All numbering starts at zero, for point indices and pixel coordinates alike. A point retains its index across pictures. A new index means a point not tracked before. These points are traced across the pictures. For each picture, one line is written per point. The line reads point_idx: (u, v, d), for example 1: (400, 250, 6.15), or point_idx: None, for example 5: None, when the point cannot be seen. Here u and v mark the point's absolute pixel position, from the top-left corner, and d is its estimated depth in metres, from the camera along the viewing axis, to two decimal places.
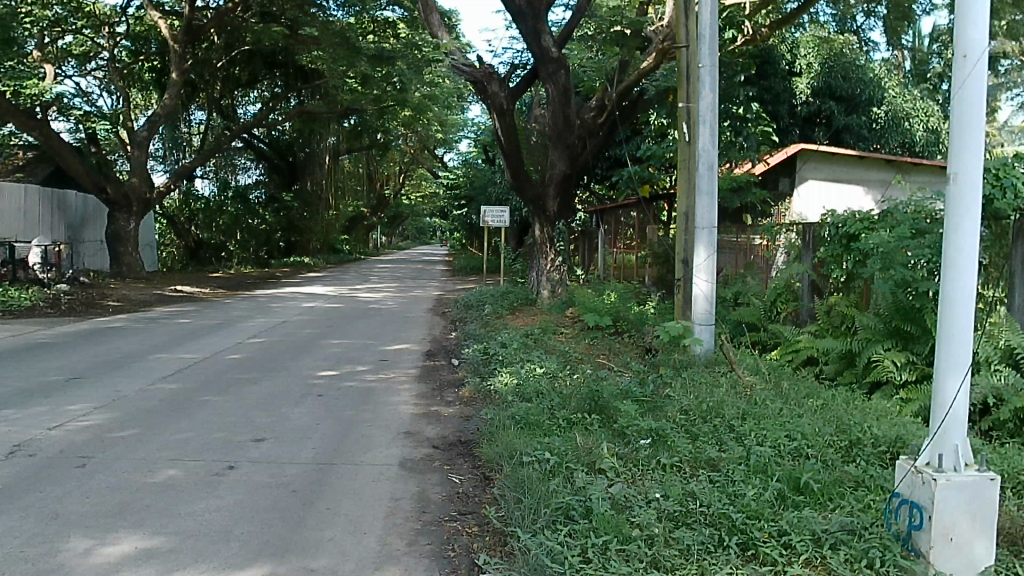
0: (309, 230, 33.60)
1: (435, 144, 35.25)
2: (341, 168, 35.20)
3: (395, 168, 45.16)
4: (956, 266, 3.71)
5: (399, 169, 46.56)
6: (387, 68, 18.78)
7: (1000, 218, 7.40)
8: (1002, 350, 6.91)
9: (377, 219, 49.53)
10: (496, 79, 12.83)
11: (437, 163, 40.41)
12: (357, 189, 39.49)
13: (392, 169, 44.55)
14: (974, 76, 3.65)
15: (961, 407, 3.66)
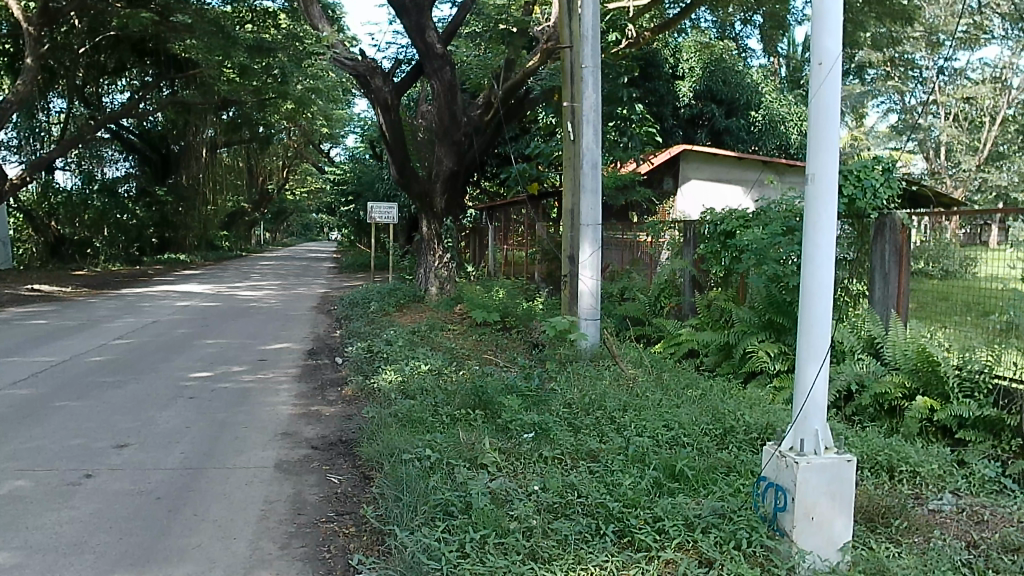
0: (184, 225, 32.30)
1: (322, 139, 34.59)
2: (223, 162, 33.98)
3: (278, 163, 43.99)
4: (815, 262, 3.94)
5: (283, 165, 45.43)
6: (267, 59, 18.22)
7: (861, 217, 7.94)
8: (864, 341, 7.45)
9: (259, 216, 48.13)
10: (380, 73, 12.80)
11: (324, 159, 39.69)
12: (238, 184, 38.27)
13: (276, 164, 43.41)
14: (828, 82, 3.89)
15: (819, 394, 3.91)
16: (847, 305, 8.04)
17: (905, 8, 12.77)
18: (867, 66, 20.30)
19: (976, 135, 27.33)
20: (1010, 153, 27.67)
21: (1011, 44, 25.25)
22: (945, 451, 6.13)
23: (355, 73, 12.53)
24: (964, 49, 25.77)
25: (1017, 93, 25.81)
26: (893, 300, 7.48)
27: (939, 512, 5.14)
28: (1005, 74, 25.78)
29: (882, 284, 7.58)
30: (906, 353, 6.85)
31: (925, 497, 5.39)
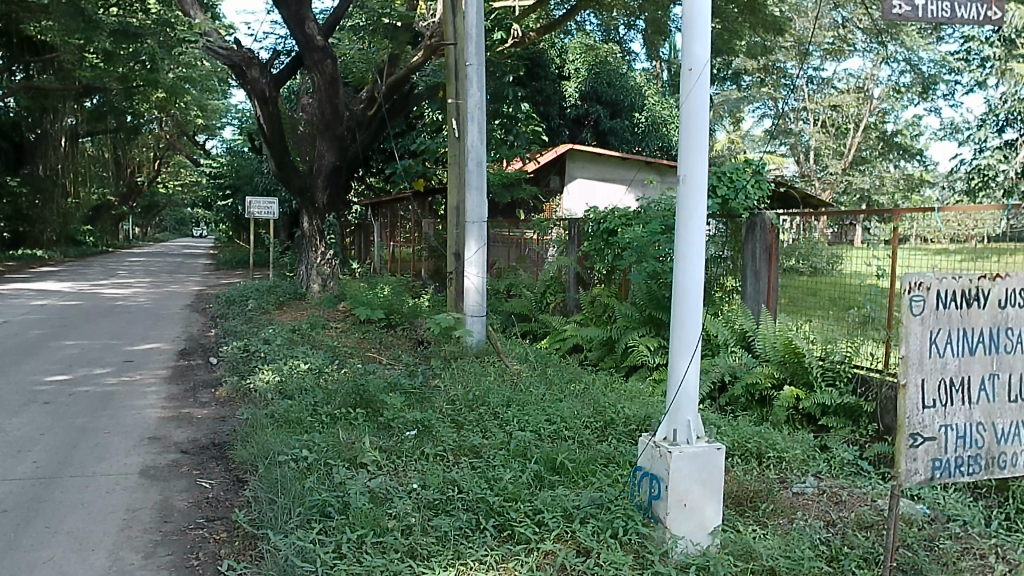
0: (40, 220, 30.00)
1: (196, 130, 33.17)
2: (82, 151, 32.52)
3: (147, 154, 41.82)
4: (685, 259, 4.11)
5: (153, 155, 43.23)
6: (134, 45, 17.12)
7: (734, 217, 8.33)
8: (736, 335, 7.81)
9: (126, 208, 45.54)
10: (257, 63, 12.46)
11: (198, 150, 38.06)
12: (102, 175, 36.22)
13: (145, 155, 41.24)
14: (698, 86, 4.05)
15: (689, 386, 4.09)
16: (721, 299, 8.45)
17: (776, 19, 13.46)
18: (741, 72, 21.28)
19: (841, 141, 29.14)
20: (871, 159, 29.68)
21: (871, 57, 27.07)
22: (808, 437, 6.52)
23: (231, 63, 12.29)
24: (830, 59, 27.44)
25: (877, 103, 27.72)
26: (763, 296, 7.88)
27: (802, 494, 5.47)
28: (867, 84, 27.41)
29: (754, 281, 7.97)
30: (775, 346, 7.25)
31: (789, 481, 5.72)
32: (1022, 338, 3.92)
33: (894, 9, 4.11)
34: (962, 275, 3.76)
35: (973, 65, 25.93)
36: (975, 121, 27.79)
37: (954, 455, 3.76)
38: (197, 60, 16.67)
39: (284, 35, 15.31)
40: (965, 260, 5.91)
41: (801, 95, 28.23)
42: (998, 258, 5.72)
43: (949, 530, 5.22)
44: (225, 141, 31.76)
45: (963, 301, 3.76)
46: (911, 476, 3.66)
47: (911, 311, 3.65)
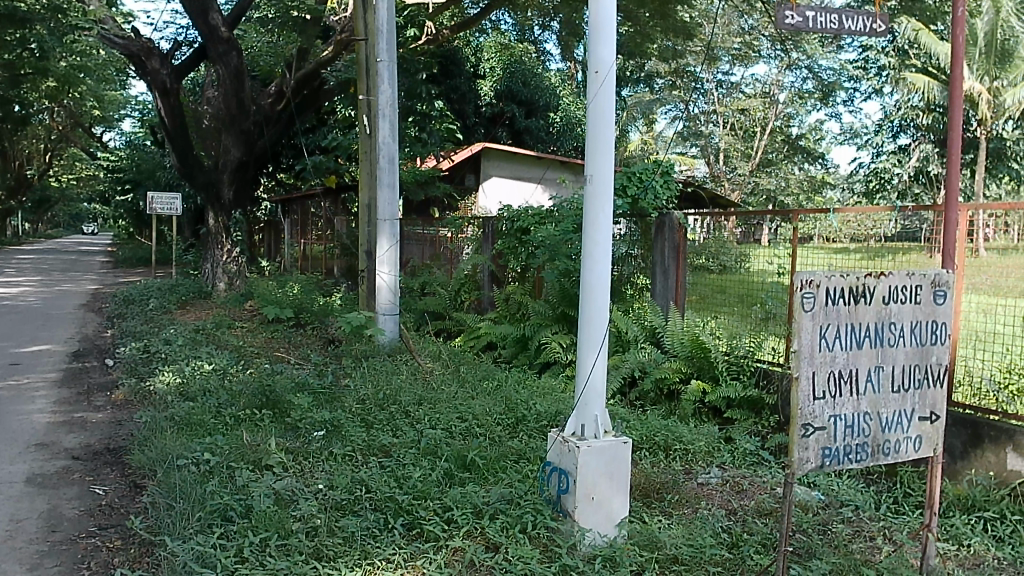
0: None
1: (92, 122, 31.67)
2: None
3: (37, 146, 39.59)
4: (591, 257, 4.20)
5: (44, 148, 40.97)
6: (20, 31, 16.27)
7: (644, 217, 8.56)
8: (646, 331, 8.02)
9: (14, 204, 42.96)
10: (157, 54, 12.05)
11: (94, 143, 36.34)
12: None
13: (34, 147, 39.03)
14: (604, 88, 4.15)
15: (596, 382, 4.19)
16: (632, 297, 8.68)
17: (686, 24, 13.84)
18: (653, 74, 21.81)
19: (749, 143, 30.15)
20: (778, 161, 30.68)
21: (776, 63, 28.23)
22: (714, 430, 6.75)
23: (128, 53, 11.77)
24: (739, 65, 28.52)
25: (781, 107, 28.88)
26: (673, 294, 8.13)
27: (705, 484, 5.68)
28: (772, 90, 29.07)
29: (663, 279, 8.22)
30: (682, 342, 7.49)
31: (694, 472, 5.93)
32: (904, 332, 4.18)
33: (787, 20, 4.31)
34: (850, 273, 3.97)
35: (871, 74, 27.19)
36: (872, 127, 29.35)
37: (843, 443, 3.98)
38: (92, 48, 15.92)
39: (186, 24, 14.82)
40: (864, 259, 6.19)
41: (711, 99, 29.17)
42: (893, 258, 6.04)
43: (842, 514, 5.51)
44: (123, 133, 30.41)
45: (851, 297, 3.97)
46: (804, 465, 3.85)
47: (802, 308, 3.83)
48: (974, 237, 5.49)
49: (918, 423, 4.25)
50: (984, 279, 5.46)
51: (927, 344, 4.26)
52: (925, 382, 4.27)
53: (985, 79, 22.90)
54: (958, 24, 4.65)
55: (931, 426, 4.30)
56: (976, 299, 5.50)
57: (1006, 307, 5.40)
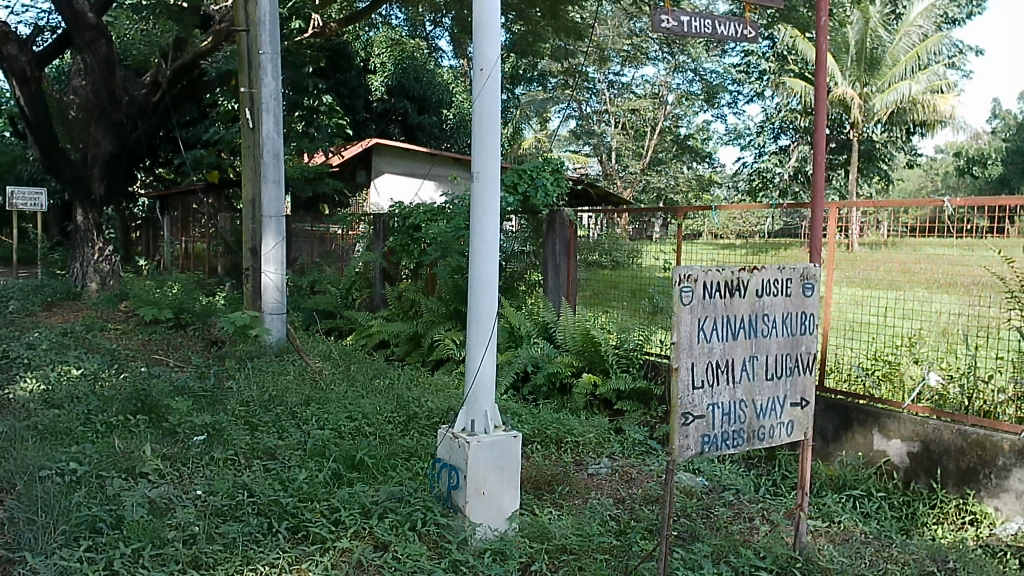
0: None
1: None
2: None
3: None
4: (477, 252, 4.24)
5: None
6: None
7: (536, 214, 8.65)
8: (538, 327, 8.15)
9: None
10: (15, 38, 11.30)
11: None
12: None
13: None
14: (489, 86, 4.19)
15: (485, 378, 4.23)
16: (525, 292, 8.80)
17: (577, 25, 14.11)
18: (546, 73, 22.12)
19: (639, 143, 30.51)
20: (667, 160, 31.03)
21: (665, 64, 29.28)
22: (604, 421, 6.91)
23: None
24: (630, 66, 29.10)
25: (670, 108, 29.73)
26: (564, 290, 8.33)
27: (596, 475, 5.83)
28: (661, 91, 29.67)
29: (554, 276, 8.38)
30: (574, 336, 7.68)
31: (585, 463, 6.06)
32: (776, 323, 4.42)
33: (663, 23, 4.48)
34: (725, 267, 4.15)
35: (753, 78, 29.33)
36: (754, 127, 30.77)
37: (720, 430, 4.17)
38: None
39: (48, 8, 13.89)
40: (749, 254, 6.50)
41: (603, 98, 30.02)
42: (775, 253, 6.38)
43: (723, 498, 5.77)
44: None
45: (727, 290, 4.16)
46: (684, 452, 4.01)
47: (681, 301, 3.97)
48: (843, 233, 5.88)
49: (790, 409, 4.51)
50: (857, 272, 5.85)
51: (797, 334, 4.53)
52: (796, 370, 4.53)
53: (857, 85, 24.46)
54: (822, 33, 4.95)
55: (801, 411, 4.57)
56: (848, 291, 5.95)
57: (874, 299, 5.93)
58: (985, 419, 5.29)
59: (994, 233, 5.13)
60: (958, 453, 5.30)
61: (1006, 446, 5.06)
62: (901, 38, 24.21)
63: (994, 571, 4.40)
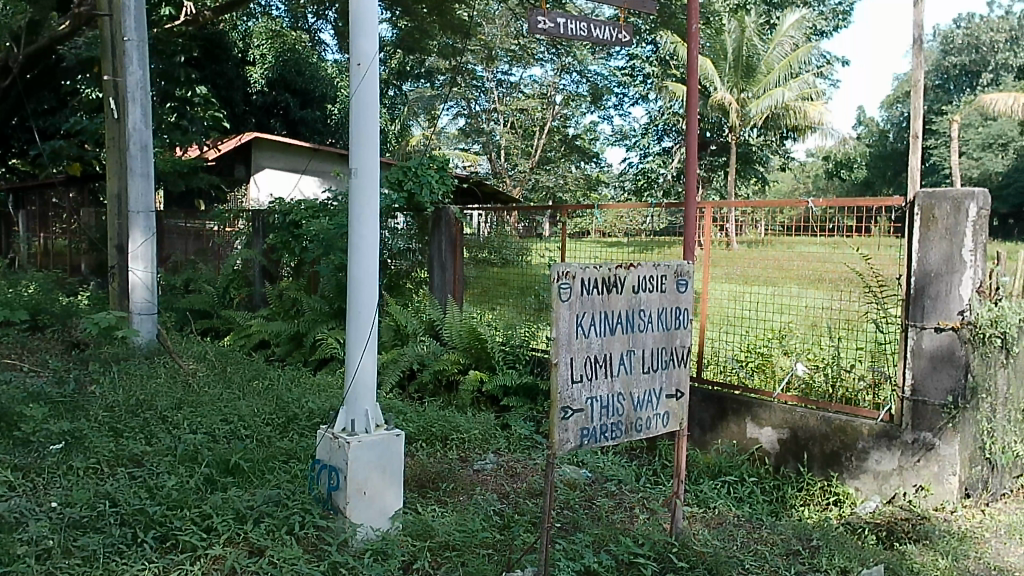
0: None
1: None
2: None
3: None
4: (355, 250, 4.17)
5: None
6: None
7: (421, 211, 8.63)
8: (425, 324, 8.15)
9: None
10: None
11: None
12: None
13: None
14: (367, 81, 4.14)
15: (364, 377, 4.19)
16: (411, 290, 8.81)
17: (463, 24, 14.17)
18: (434, 70, 22.11)
19: (528, 142, 30.87)
20: (556, 159, 31.41)
21: (553, 65, 29.60)
22: (490, 418, 6.97)
23: None
24: (518, 65, 29.28)
25: (558, 108, 30.22)
26: (449, 287, 8.41)
27: (481, 471, 5.87)
28: (549, 91, 29.85)
29: (440, 273, 8.47)
30: (461, 333, 7.71)
31: (470, 459, 6.10)
32: (651, 317, 4.59)
33: (539, 25, 4.53)
34: (601, 264, 4.28)
35: (638, 81, 30.45)
36: (639, 129, 31.80)
37: (599, 422, 4.28)
38: None
39: None
40: (636, 251, 6.69)
41: (491, 97, 30.03)
42: (659, 250, 6.61)
43: (606, 488, 5.95)
44: None
45: (604, 287, 4.29)
46: (564, 445, 4.11)
47: (559, 297, 4.06)
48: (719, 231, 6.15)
49: (666, 400, 4.69)
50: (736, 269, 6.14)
51: (672, 329, 4.71)
52: (671, 363, 4.72)
53: (734, 91, 25.81)
54: (692, 38, 5.16)
55: (677, 402, 4.76)
56: (727, 287, 6.23)
57: (752, 293, 6.23)
58: (848, 405, 5.69)
59: (855, 232, 5.50)
60: (823, 438, 5.68)
61: (865, 430, 5.48)
62: (774, 46, 25.27)
63: (854, 545, 4.75)
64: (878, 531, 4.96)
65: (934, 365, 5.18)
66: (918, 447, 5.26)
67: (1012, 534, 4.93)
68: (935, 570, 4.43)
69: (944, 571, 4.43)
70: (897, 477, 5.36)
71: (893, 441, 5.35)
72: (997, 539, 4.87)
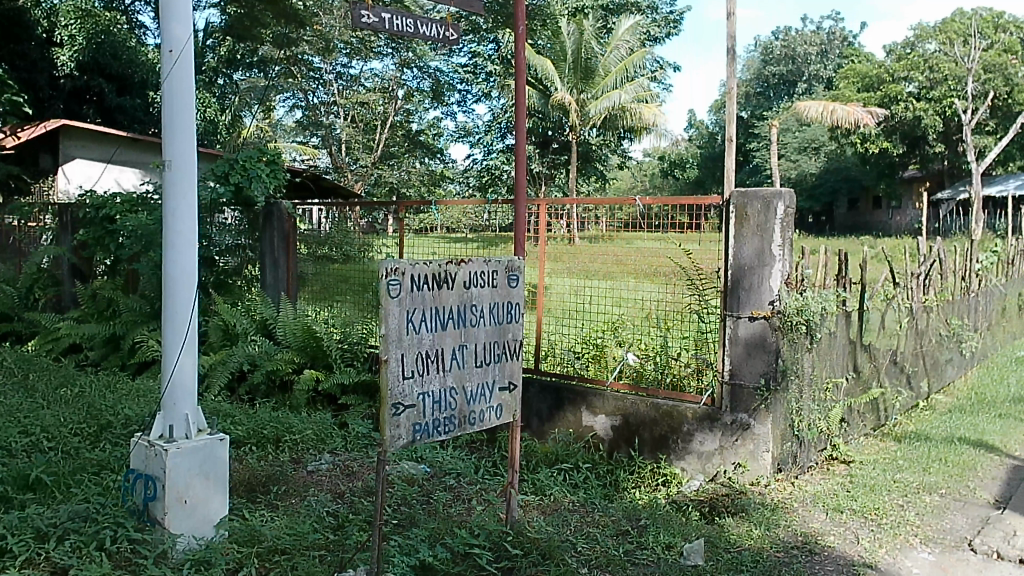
0: None
1: None
2: None
3: None
4: (172, 246, 3.98)
5: None
6: None
7: (251, 206, 8.30)
8: (257, 323, 7.86)
9: None
10: None
11: None
12: None
13: None
14: (179, 69, 3.95)
15: (182, 379, 4.00)
16: (243, 288, 8.49)
17: (298, 13, 13.74)
18: (267, 60, 21.26)
19: (370, 136, 30.21)
20: (399, 154, 31.16)
21: (393, 59, 29.30)
22: (326, 417, 6.84)
23: None
24: (357, 58, 28.77)
25: (400, 103, 29.94)
26: (283, 284, 8.21)
27: (315, 471, 5.77)
28: (391, 85, 29.59)
29: (273, 269, 8.19)
30: (295, 332, 7.47)
31: (304, 461, 5.97)
32: (484, 312, 4.69)
33: (363, 19, 4.49)
34: (431, 261, 4.32)
35: (480, 78, 31.24)
36: (482, 126, 32.20)
37: (431, 417, 4.34)
38: None
39: None
40: (479, 247, 6.78)
41: (331, 90, 29.17)
42: (502, 246, 6.75)
43: (444, 482, 6.01)
44: None
45: (435, 283, 4.33)
46: (394, 441, 4.11)
47: (388, 294, 4.06)
48: (556, 228, 6.40)
49: (498, 393, 4.82)
50: (575, 263, 6.42)
51: (504, 323, 4.84)
52: (504, 356, 4.85)
53: (574, 92, 26.54)
54: (520, 40, 5.27)
55: (510, 395, 4.90)
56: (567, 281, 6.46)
57: (589, 288, 6.49)
58: (674, 391, 6.09)
59: (679, 230, 5.89)
60: (652, 423, 6.04)
61: (689, 414, 5.89)
62: (611, 51, 26.33)
63: (678, 522, 5.11)
64: (701, 508, 5.35)
65: (748, 351, 5.68)
66: (736, 428, 5.73)
67: (816, 503, 5.48)
68: (748, 540, 4.87)
69: (757, 540, 4.88)
70: (718, 457, 5.81)
71: (715, 423, 5.80)
72: (804, 507, 5.41)
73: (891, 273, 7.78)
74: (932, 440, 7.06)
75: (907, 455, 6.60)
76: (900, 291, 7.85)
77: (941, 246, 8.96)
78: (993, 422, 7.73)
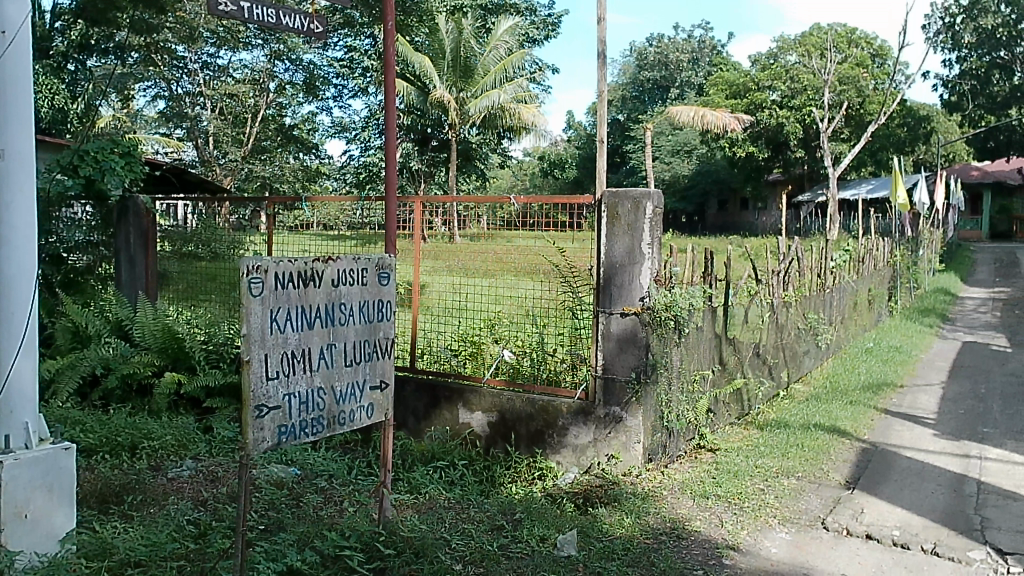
0: None
1: None
2: None
3: None
4: (5, 242, 3.69)
5: None
6: None
7: (104, 200, 7.84)
8: (111, 324, 7.39)
9: None
10: None
11: None
12: None
13: None
14: (10, 51, 3.66)
15: (21, 384, 3.73)
16: (95, 287, 7.99)
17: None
18: (125, 46, 19.93)
19: (240, 129, 29.04)
20: (271, 149, 30.06)
21: (263, 50, 28.25)
22: (188, 422, 6.52)
23: None
24: (224, 46, 27.60)
25: (272, 96, 28.96)
26: (140, 283, 7.82)
27: (176, 478, 5.50)
28: (262, 78, 28.65)
29: (128, 268, 7.82)
30: (154, 333, 7.09)
31: (164, 468, 5.68)
32: (353, 311, 4.62)
33: (219, 7, 4.21)
34: (297, 258, 4.21)
35: (356, 74, 30.55)
36: (359, 122, 31.66)
37: (298, 419, 4.24)
38: None
39: None
40: (356, 245, 6.67)
41: (196, 80, 27.77)
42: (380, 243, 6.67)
43: (315, 485, 5.89)
44: None
45: (300, 281, 4.23)
46: (258, 445, 3.99)
47: (250, 293, 3.93)
48: (435, 226, 6.38)
49: (369, 392, 4.76)
50: (454, 262, 6.44)
51: (375, 321, 4.79)
52: (375, 354, 4.80)
53: (453, 90, 26.53)
54: (388, 36, 5.17)
55: (381, 394, 4.85)
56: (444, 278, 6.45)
57: (468, 286, 6.52)
58: (550, 386, 6.23)
59: (554, 228, 6.02)
60: (528, 418, 6.15)
61: (565, 409, 6.04)
62: (489, 50, 26.50)
63: (553, 514, 5.24)
64: (576, 500, 5.51)
65: (620, 347, 5.88)
66: (609, 420, 5.92)
67: (685, 490, 5.75)
68: (620, 529, 5.05)
69: (628, 528, 5.07)
70: (592, 449, 5.98)
71: (589, 417, 5.97)
72: (673, 495, 5.68)
73: (754, 271, 8.24)
74: (790, 426, 7.56)
75: (768, 441, 7.05)
76: (761, 288, 8.34)
77: (798, 246, 9.58)
78: (844, 408, 8.35)
